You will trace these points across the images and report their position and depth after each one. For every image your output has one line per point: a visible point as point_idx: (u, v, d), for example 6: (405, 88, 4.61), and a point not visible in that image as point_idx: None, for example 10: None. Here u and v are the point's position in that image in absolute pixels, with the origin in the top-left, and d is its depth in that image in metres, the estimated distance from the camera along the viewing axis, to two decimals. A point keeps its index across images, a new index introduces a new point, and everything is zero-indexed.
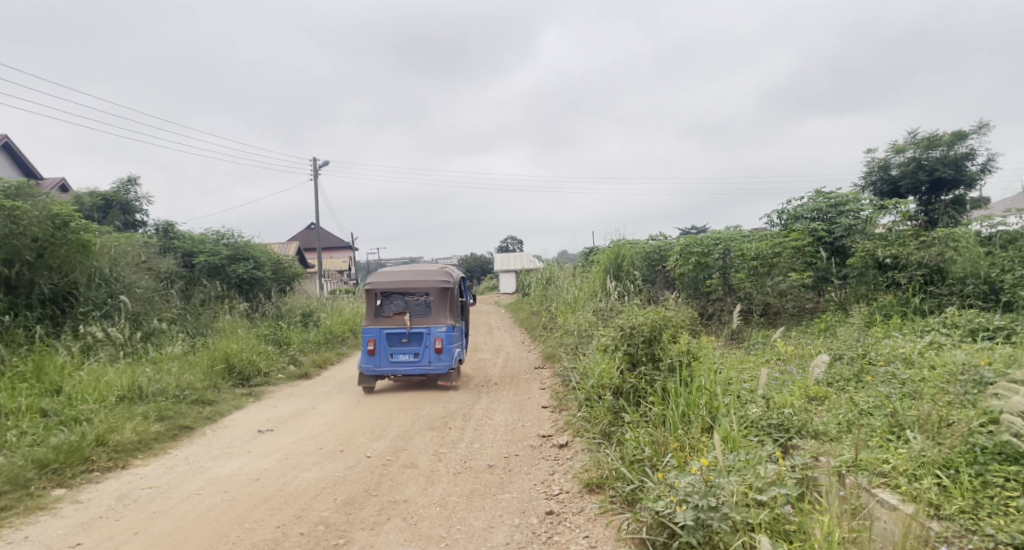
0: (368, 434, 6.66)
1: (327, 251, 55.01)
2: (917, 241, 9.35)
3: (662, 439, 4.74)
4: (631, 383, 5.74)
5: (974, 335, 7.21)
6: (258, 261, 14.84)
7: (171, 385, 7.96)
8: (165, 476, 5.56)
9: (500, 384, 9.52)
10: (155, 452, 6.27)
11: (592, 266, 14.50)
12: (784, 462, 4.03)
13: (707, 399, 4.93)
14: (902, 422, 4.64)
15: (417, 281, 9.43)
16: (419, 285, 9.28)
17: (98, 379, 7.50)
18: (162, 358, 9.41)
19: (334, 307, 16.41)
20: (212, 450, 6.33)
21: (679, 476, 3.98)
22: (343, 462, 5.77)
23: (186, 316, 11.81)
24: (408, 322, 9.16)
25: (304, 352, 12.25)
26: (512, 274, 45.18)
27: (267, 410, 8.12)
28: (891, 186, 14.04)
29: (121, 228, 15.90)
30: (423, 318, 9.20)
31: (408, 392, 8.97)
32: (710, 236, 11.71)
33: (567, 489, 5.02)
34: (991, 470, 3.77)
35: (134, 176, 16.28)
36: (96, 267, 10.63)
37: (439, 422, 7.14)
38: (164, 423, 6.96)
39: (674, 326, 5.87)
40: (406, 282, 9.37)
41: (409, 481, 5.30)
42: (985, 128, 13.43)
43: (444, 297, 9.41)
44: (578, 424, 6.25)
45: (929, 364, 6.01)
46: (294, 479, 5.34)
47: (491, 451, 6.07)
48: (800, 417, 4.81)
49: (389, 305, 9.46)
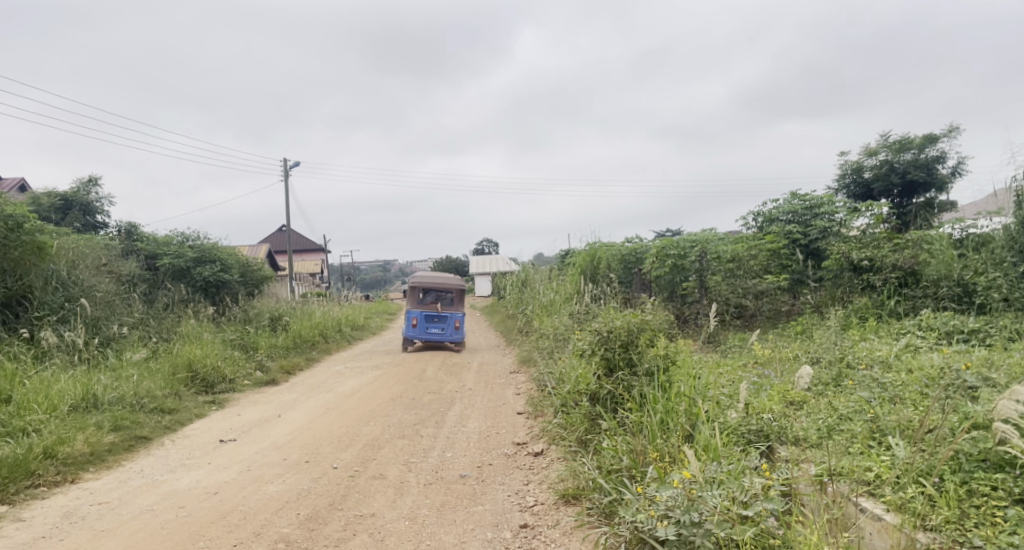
0: (336, 443, 6.40)
1: (298, 253, 54.29)
2: (891, 245, 9.41)
3: (641, 448, 4.59)
4: (608, 389, 5.56)
5: (949, 337, 7.21)
6: (225, 263, 14.39)
7: (128, 393, 7.58)
8: (116, 491, 5.24)
9: (475, 389, 9.32)
10: (108, 464, 5.93)
11: (568, 269, 14.39)
12: (766, 472, 3.89)
13: (686, 406, 4.78)
14: (883, 427, 4.55)
15: (444, 282, 13.58)
16: (448, 284, 13.45)
17: (50, 387, 7.11)
18: (121, 365, 9.01)
19: (304, 311, 15.99)
20: (169, 462, 6.01)
21: (660, 489, 3.83)
22: (309, 473, 5.50)
23: (149, 319, 11.36)
24: (439, 308, 13.33)
25: (273, 358, 11.89)
26: (487, 278, 45.01)
27: (231, 418, 7.79)
28: (864, 189, 14.16)
29: (82, 229, 15.35)
30: (449, 306, 13.43)
31: (379, 399, 8.70)
32: (687, 238, 11.62)
33: (542, 500, 4.83)
34: (977, 478, 3.67)
35: (95, 176, 15.74)
36: (53, 271, 10.19)
37: (410, 429, 6.89)
38: (120, 434, 6.61)
39: (651, 330, 5.68)
40: (437, 282, 13.51)
41: (377, 494, 5.06)
42: (953, 131, 13.66)
43: (461, 295, 13.70)
44: (553, 430, 6.06)
45: (906, 367, 5.97)
46: (255, 493, 5.06)
47: (464, 460, 5.85)
48: (779, 422, 4.70)
49: (425, 296, 13.54)
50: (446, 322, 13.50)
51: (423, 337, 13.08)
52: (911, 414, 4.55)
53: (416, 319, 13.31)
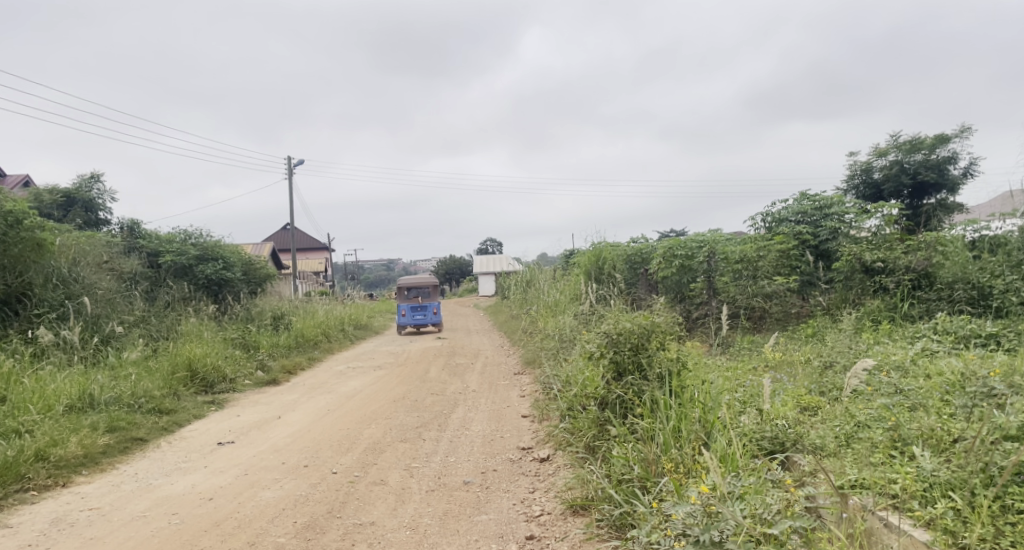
0: (336, 446, 6.22)
1: (302, 251, 54.29)
2: (904, 246, 9.18)
3: (653, 457, 4.41)
4: (617, 394, 5.37)
5: (965, 342, 7.00)
6: (228, 261, 14.24)
7: (126, 392, 7.42)
8: (108, 496, 5.08)
9: (478, 391, 9.12)
10: (102, 467, 5.77)
11: (572, 269, 14.25)
12: (787, 486, 3.70)
13: (700, 413, 4.59)
14: (905, 436, 4.34)
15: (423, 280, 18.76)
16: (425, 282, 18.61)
17: (45, 387, 6.97)
18: (120, 363, 8.85)
19: (306, 309, 15.81)
20: (164, 465, 5.84)
21: (676, 504, 3.65)
22: (307, 479, 5.32)
23: (150, 317, 11.20)
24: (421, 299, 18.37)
25: (274, 357, 11.71)
26: (491, 277, 44.88)
27: (230, 419, 7.65)
28: (874, 189, 13.92)
29: (83, 226, 15.20)
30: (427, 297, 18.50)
31: (381, 400, 8.52)
32: (694, 239, 11.33)
33: (549, 510, 4.64)
34: (1011, 493, 3.49)
35: (98, 173, 15.60)
36: (53, 268, 10.06)
37: (412, 433, 6.70)
38: (115, 435, 6.44)
39: (662, 332, 5.47)
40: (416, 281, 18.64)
41: (378, 501, 4.89)
42: (967, 131, 13.45)
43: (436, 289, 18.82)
44: (560, 435, 5.88)
45: (924, 373, 5.75)
46: (251, 500, 4.89)
47: (468, 466, 5.66)
48: (795, 429, 4.53)
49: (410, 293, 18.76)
50: (427, 310, 18.50)
51: (411, 323, 17.93)
52: (935, 422, 4.35)
53: (404, 311, 18.30)
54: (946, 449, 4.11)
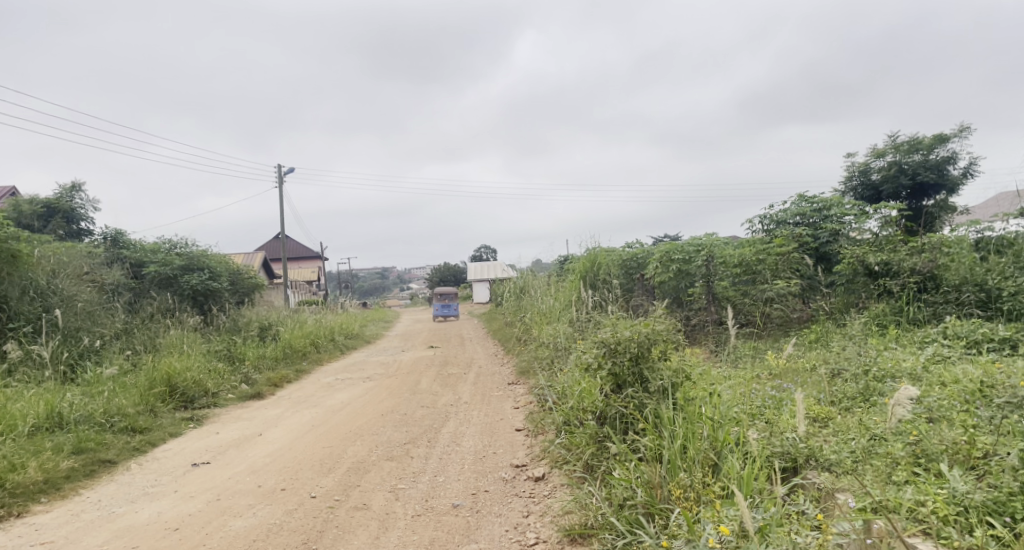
0: (316, 466, 5.84)
1: (295, 260, 53.98)
2: (907, 247, 8.84)
3: (659, 480, 4.08)
4: (617, 408, 5.02)
5: (977, 347, 6.66)
6: (214, 271, 13.82)
7: (97, 410, 6.99)
8: (65, 527, 4.68)
9: (470, 402, 8.74)
10: (63, 494, 5.37)
11: (566, 275, 13.92)
12: (808, 531, 3.35)
13: (709, 430, 4.22)
14: (929, 452, 3.97)
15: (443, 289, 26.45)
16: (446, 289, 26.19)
17: (9, 406, 6.55)
18: (97, 379, 8.45)
19: (296, 319, 15.38)
20: (131, 491, 5.43)
21: (697, 547, 3.40)
22: (283, 504, 4.94)
23: (132, 330, 10.76)
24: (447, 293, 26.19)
25: (260, 369, 11.29)
26: (486, 283, 44.59)
27: (209, 437, 7.26)
28: (873, 191, 13.66)
29: (65, 237, 14.76)
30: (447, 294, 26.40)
31: (369, 414, 8.12)
32: (692, 242, 10.99)
33: (544, 538, 4.27)
34: None
35: (80, 182, 15.19)
36: (30, 279, 9.63)
37: (399, 451, 6.30)
38: (81, 458, 6.03)
39: (665, 341, 5.10)
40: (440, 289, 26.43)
41: (358, 528, 4.51)
42: (966, 131, 13.22)
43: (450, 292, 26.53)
44: (555, 452, 5.53)
45: (938, 380, 5.42)
46: (220, 530, 4.51)
47: (457, 487, 5.27)
48: (807, 443, 4.22)
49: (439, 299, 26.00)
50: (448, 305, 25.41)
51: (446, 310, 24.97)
52: (958, 435, 3.99)
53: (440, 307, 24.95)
54: (974, 467, 3.78)
